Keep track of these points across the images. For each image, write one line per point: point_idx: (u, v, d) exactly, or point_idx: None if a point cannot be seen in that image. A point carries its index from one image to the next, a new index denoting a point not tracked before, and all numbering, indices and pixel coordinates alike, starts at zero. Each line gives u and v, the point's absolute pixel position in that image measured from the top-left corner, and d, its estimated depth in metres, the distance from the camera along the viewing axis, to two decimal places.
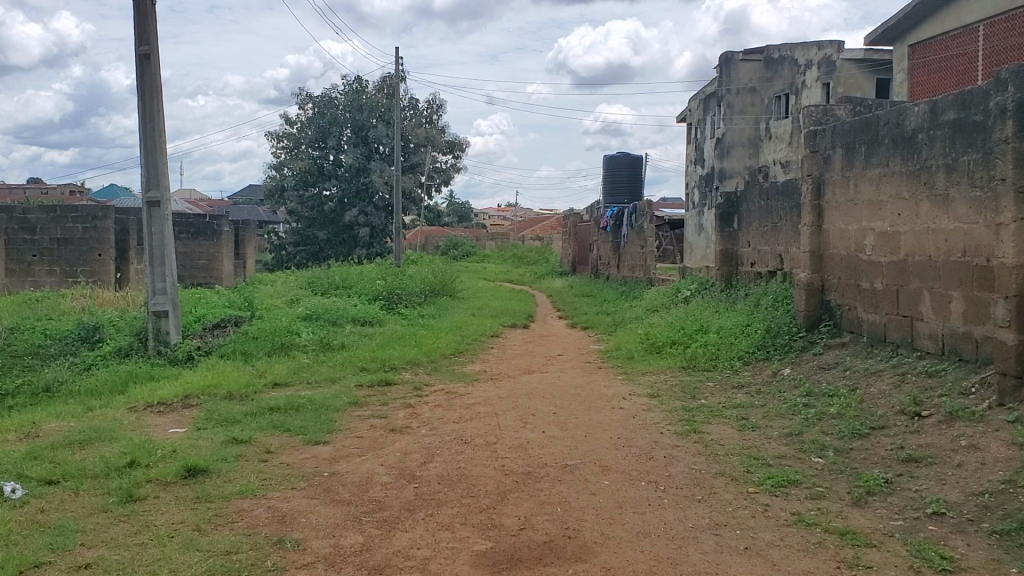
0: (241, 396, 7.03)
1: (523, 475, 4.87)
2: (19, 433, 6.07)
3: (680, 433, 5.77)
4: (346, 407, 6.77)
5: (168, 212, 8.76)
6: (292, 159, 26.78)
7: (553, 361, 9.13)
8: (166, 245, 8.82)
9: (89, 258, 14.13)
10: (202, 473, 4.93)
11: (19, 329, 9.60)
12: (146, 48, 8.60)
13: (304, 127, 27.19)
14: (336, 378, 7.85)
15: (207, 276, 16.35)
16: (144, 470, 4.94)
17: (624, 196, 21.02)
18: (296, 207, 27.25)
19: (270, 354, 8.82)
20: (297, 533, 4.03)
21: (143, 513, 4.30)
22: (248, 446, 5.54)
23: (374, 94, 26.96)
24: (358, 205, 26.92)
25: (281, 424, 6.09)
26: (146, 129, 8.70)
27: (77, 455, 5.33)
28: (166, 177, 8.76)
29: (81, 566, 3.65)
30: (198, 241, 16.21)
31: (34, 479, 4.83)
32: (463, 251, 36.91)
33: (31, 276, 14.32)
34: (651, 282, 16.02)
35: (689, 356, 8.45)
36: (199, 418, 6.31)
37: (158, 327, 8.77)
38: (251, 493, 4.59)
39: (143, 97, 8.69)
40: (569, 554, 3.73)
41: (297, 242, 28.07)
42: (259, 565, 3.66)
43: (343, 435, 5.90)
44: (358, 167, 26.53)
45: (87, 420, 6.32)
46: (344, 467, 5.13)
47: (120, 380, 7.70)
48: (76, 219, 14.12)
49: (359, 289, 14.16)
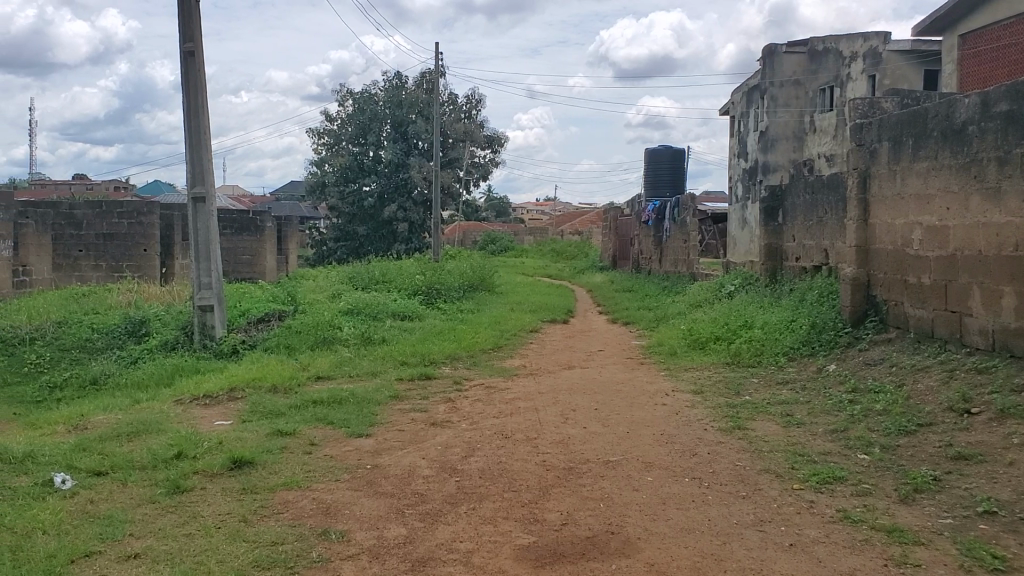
0: (284, 389, 7.08)
1: (566, 471, 4.86)
2: (68, 425, 6.19)
3: (724, 429, 5.72)
4: (387, 400, 6.79)
5: (212, 207, 8.84)
6: (333, 155, 27.16)
7: (594, 357, 9.11)
8: (211, 240, 8.90)
9: (134, 254, 14.39)
10: (247, 465, 4.97)
11: (69, 324, 9.80)
12: (191, 45, 8.70)
13: (344, 124, 27.45)
14: (376, 372, 7.89)
15: (250, 271, 16.53)
16: (191, 462, 5.00)
17: (666, 189, 20.85)
18: (336, 204, 27.50)
19: (312, 348, 8.86)
20: (341, 524, 4.06)
21: (191, 503, 4.36)
22: (292, 439, 5.59)
23: (414, 89, 27.06)
24: (397, 201, 27.01)
25: (324, 417, 6.13)
26: (191, 127, 8.79)
27: (126, 447, 5.42)
28: (211, 173, 8.84)
29: (131, 556, 3.73)
30: (241, 236, 16.39)
31: (83, 470, 4.92)
32: (501, 246, 36.98)
33: (78, 271, 14.58)
34: (694, 278, 15.93)
35: (733, 352, 8.36)
36: (243, 410, 6.38)
37: (203, 321, 8.89)
38: (296, 485, 4.63)
39: (188, 93, 8.79)
40: (611, 550, 3.71)
41: (337, 238, 28.25)
42: (306, 556, 3.69)
43: (385, 429, 5.92)
44: (397, 162, 26.59)
45: (135, 413, 6.43)
46: (387, 461, 5.15)
47: (167, 373, 7.81)
48: (121, 214, 14.33)
49: (399, 284, 14.20)
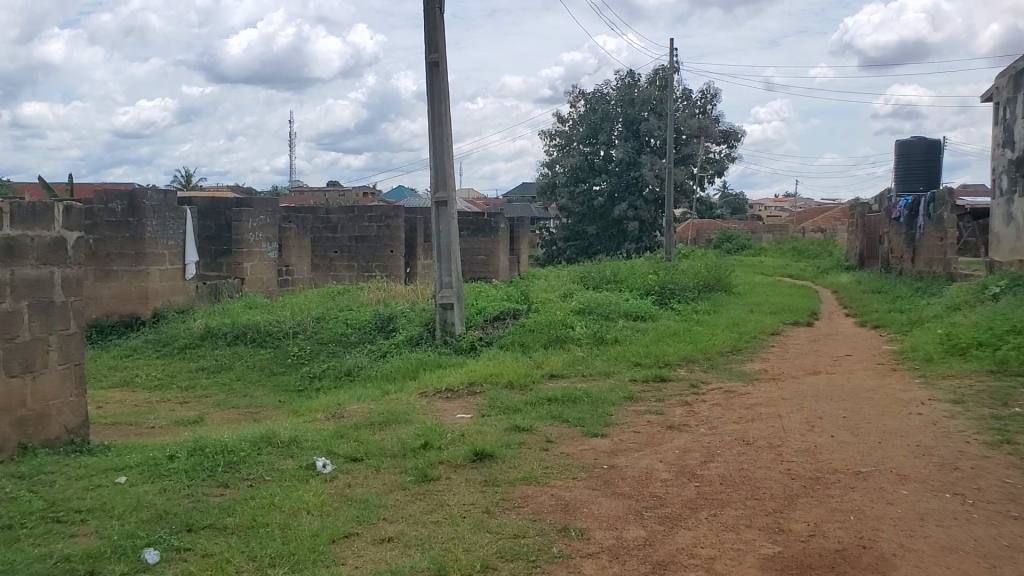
0: (521, 386, 7.27)
1: (812, 480, 4.66)
2: (326, 413, 6.69)
3: (990, 443, 5.28)
4: (622, 401, 6.81)
5: (454, 211, 9.23)
6: (564, 156, 27.62)
7: (839, 362, 8.70)
8: (452, 241, 9.29)
9: (382, 255, 15.40)
10: (489, 458, 5.14)
11: (325, 319, 10.55)
12: (436, 56, 9.11)
13: (576, 124, 27.84)
14: (610, 372, 7.93)
15: (485, 271, 17.14)
16: (436, 453, 5.23)
17: (920, 183, 19.53)
18: (567, 204, 27.96)
19: (547, 347, 9.02)
20: (580, 522, 4.11)
21: (438, 492, 4.58)
22: (531, 435, 5.73)
23: (647, 87, 26.91)
24: (628, 200, 26.97)
25: (561, 415, 6.23)
26: (435, 134, 9.22)
27: (378, 435, 5.76)
28: (453, 177, 9.23)
29: (385, 539, 3.97)
30: (477, 238, 17.02)
31: (340, 455, 5.27)
32: (735, 245, 36.08)
33: (333, 272, 15.62)
34: (953, 278, 14.82)
35: (998, 359, 7.70)
36: (483, 405, 6.61)
37: (445, 319, 9.29)
38: (535, 480, 4.74)
39: (432, 102, 9.22)
40: (863, 565, 3.52)
41: (568, 238, 28.72)
42: (547, 550, 3.77)
43: (621, 429, 5.94)
44: (630, 161, 26.44)
45: (384, 403, 6.82)
46: (624, 461, 5.16)
47: (411, 366, 8.24)
48: (371, 219, 15.42)
49: (633, 284, 14.21)
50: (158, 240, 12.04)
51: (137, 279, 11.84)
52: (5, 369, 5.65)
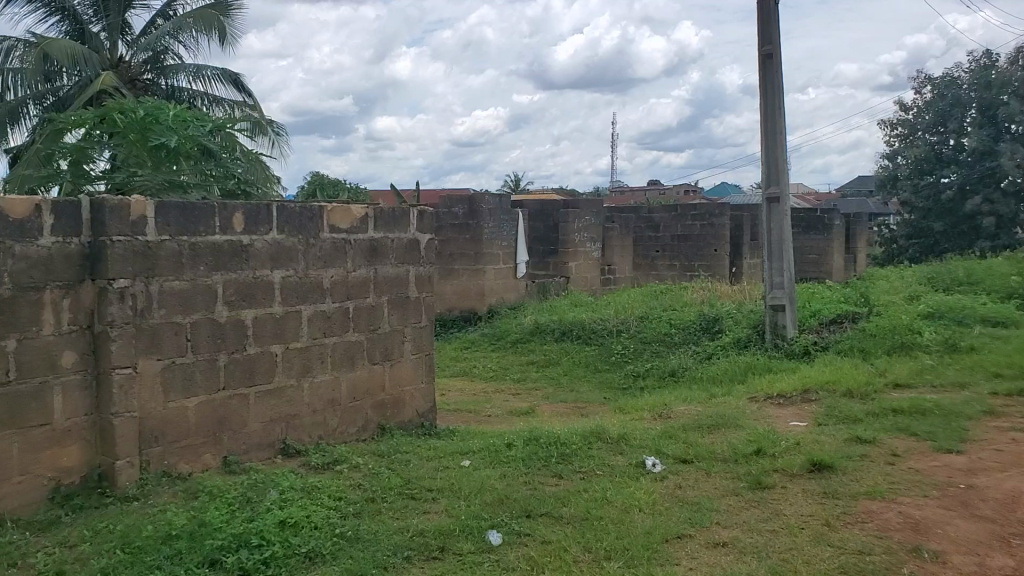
0: (861, 394, 6.83)
1: None
2: (655, 413, 6.73)
3: None
4: (980, 415, 6.18)
5: (786, 208, 8.93)
6: (907, 145, 25.23)
7: None
8: (785, 240, 8.99)
9: (705, 254, 15.37)
10: (827, 469, 4.89)
11: (651, 318, 10.57)
12: (770, 47, 8.87)
13: (922, 112, 25.22)
14: (964, 383, 7.24)
15: (815, 272, 17.17)
16: (770, 460, 5.07)
17: None
18: (909, 198, 25.42)
19: (890, 353, 8.37)
20: (934, 544, 3.78)
21: (773, 501, 4.44)
22: (873, 447, 5.37)
23: (1007, 66, 23.33)
24: (983, 192, 23.72)
25: (907, 428, 5.78)
26: (767, 129, 9.01)
27: (708, 438, 5.69)
28: (785, 173, 8.95)
29: (718, 543, 3.93)
30: (808, 235, 17.08)
31: (671, 456, 5.27)
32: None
33: (655, 271, 16.00)
34: None
35: None
36: (819, 413, 6.30)
37: (776, 322, 8.97)
38: (880, 495, 4.45)
39: (765, 96, 8.99)
40: None
41: (910, 235, 26.07)
42: (897, 571, 3.51)
43: (980, 446, 5.39)
44: (985, 149, 23.37)
45: (714, 406, 6.72)
46: (984, 482, 4.68)
47: (739, 370, 8.06)
48: (694, 217, 15.49)
49: (989, 286, 12.93)
50: (494, 240, 12.77)
51: (475, 277, 12.69)
52: (368, 357, 6.29)
